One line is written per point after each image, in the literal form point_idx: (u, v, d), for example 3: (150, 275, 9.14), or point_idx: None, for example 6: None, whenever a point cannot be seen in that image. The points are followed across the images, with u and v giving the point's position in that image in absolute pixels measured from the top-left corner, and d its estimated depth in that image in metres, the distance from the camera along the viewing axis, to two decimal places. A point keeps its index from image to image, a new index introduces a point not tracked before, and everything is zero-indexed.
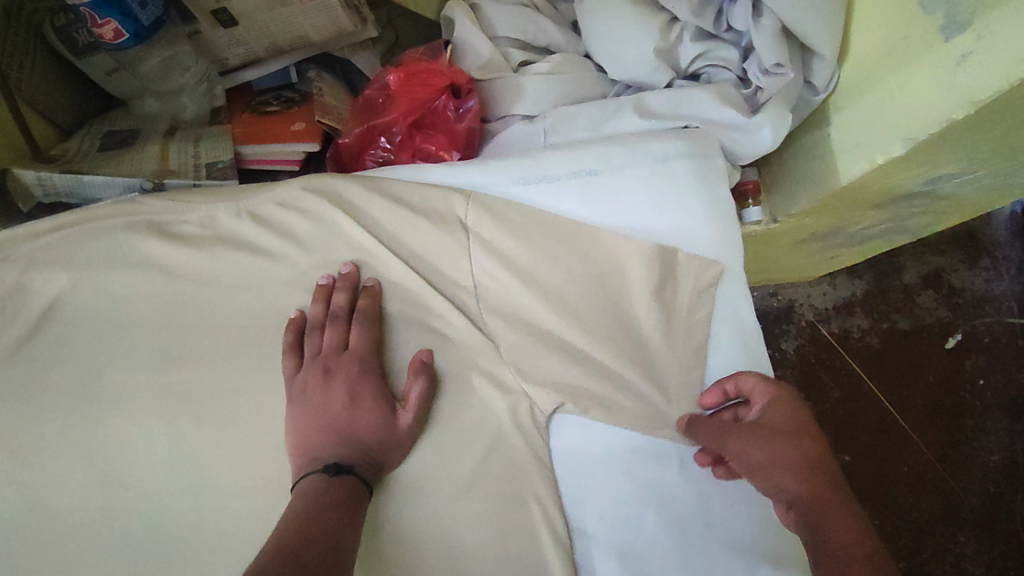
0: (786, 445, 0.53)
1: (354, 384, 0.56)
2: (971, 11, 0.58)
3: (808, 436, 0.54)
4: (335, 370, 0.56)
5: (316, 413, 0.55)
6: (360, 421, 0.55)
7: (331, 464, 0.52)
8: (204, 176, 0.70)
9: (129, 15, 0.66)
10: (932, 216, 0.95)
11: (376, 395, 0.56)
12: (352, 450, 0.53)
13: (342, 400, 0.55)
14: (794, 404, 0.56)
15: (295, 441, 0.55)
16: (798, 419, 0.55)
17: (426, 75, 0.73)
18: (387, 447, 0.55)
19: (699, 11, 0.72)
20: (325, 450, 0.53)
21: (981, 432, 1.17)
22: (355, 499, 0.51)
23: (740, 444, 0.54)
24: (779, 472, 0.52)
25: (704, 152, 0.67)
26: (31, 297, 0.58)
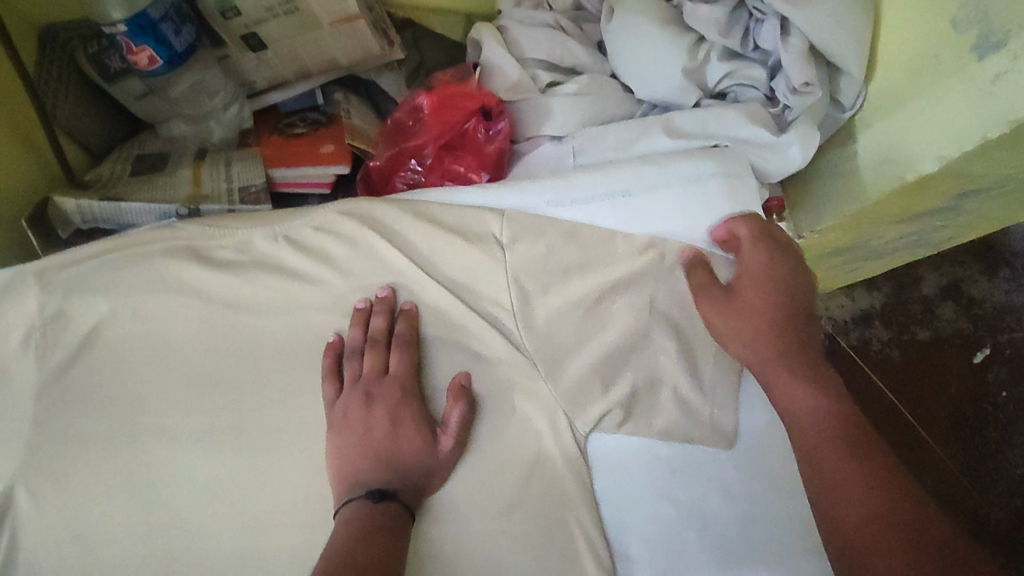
0: (753, 317, 0.60)
1: (396, 409, 0.56)
2: (1006, 30, 0.58)
3: (779, 304, 0.60)
4: (375, 393, 0.56)
5: (359, 439, 0.54)
6: (402, 446, 0.54)
7: (374, 491, 0.51)
8: (238, 201, 0.71)
9: (164, 42, 0.67)
10: (957, 228, 0.95)
11: (417, 418, 0.56)
12: (394, 476, 0.53)
13: (384, 425, 0.55)
14: (771, 271, 0.61)
15: (336, 466, 0.54)
16: (773, 285, 0.61)
17: (457, 98, 0.74)
18: (428, 473, 0.55)
19: (726, 31, 0.72)
20: (367, 474, 0.53)
21: (1006, 445, 1.15)
22: (398, 530, 0.51)
23: (709, 304, 0.61)
24: (743, 330, 0.60)
25: (737, 171, 0.66)
26: (71, 323, 0.58)
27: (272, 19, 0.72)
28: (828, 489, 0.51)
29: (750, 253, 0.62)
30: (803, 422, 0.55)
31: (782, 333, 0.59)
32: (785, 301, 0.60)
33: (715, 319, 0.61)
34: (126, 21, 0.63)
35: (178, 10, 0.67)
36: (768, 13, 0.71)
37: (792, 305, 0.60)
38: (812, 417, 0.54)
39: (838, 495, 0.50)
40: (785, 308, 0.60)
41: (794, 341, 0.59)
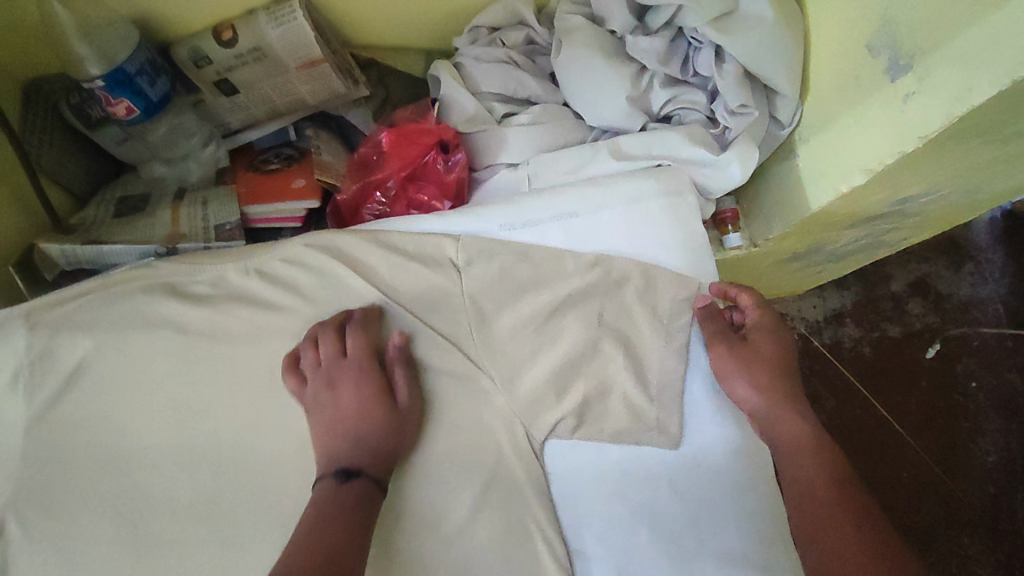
0: (762, 366, 0.66)
1: (357, 389, 0.61)
2: (911, 55, 0.63)
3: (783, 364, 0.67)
4: (332, 376, 0.62)
5: (327, 420, 0.60)
6: (364, 421, 0.60)
7: (340, 470, 0.57)
8: (214, 239, 0.75)
9: (140, 94, 0.71)
10: (905, 230, 0.99)
11: (371, 390, 0.61)
12: (361, 448, 0.59)
13: (346, 403, 0.61)
14: (776, 334, 0.69)
15: (315, 447, 0.60)
16: (779, 347, 0.68)
17: (416, 134, 0.79)
18: (394, 435, 0.61)
19: (666, 60, 0.77)
20: (340, 449, 0.59)
21: (977, 433, 1.20)
22: (367, 502, 0.56)
23: (721, 349, 0.67)
24: (753, 376, 0.65)
25: (675, 189, 0.72)
26: (57, 361, 0.62)
27: (241, 66, 0.77)
28: (819, 518, 0.57)
29: (763, 317, 0.69)
30: (802, 460, 0.61)
31: (787, 389, 0.66)
32: (785, 361, 0.68)
33: (726, 363, 0.66)
34: (103, 76, 0.68)
35: (153, 63, 0.72)
36: (704, 41, 0.76)
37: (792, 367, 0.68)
38: (809, 456, 0.61)
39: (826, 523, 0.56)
40: (786, 369, 0.67)
41: (794, 396, 0.65)
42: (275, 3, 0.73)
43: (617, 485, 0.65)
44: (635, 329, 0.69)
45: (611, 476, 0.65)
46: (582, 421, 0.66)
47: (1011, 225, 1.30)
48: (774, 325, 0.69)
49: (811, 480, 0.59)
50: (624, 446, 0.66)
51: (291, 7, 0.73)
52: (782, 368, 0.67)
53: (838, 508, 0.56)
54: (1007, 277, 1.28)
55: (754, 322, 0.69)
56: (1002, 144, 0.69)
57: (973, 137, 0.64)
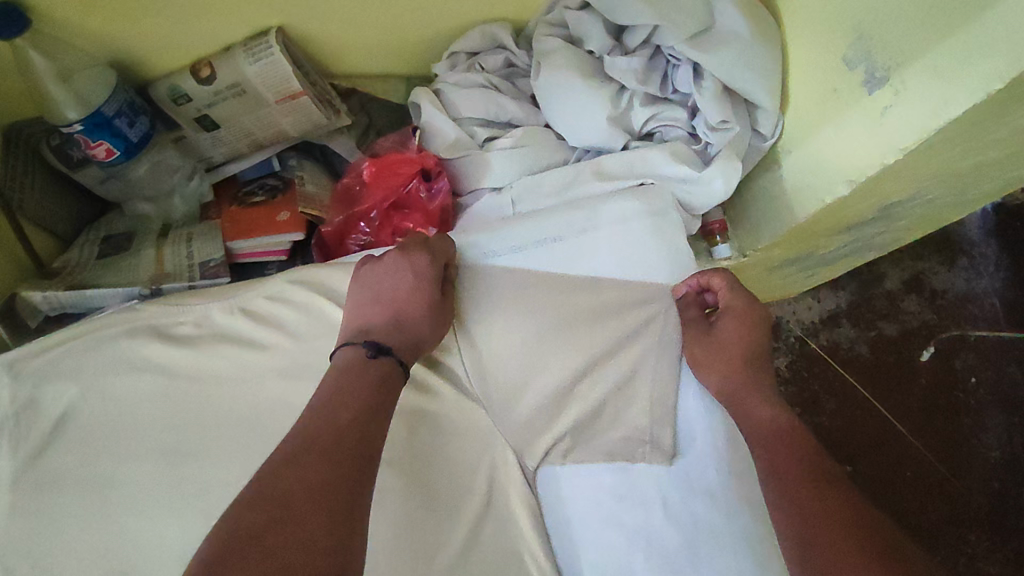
0: (730, 357, 0.65)
1: (421, 268, 0.65)
2: (886, 68, 0.62)
3: (749, 349, 0.66)
4: (404, 249, 0.65)
5: (380, 288, 0.64)
6: (412, 304, 0.63)
7: (372, 345, 0.59)
8: (198, 276, 0.75)
9: (119, 135, 0.71)
10: (895, 232, 0.99)
11: (430, 276, 0.65)
12: (397, 329, 0.61)
13: (406, 280, 0.64)
14: (749, 319, 0.67)
15: (357, 309, 0.63)
16: (747, 331, 0.67)
17: (396, 165, 0.80)
18: (430, 327, 0.63)
19: (645, 80, 0.77)
20: (377, 321, 0.62)
21: (979, 429, 1.20)
22: (387, 386, 0.57)
23: (689, 337, 0.67)
24: (717, 365, 0.65)
25: (659, 208, 0.71)
26: (43, 409, 0.63)
27: (221, 101, 0.77)
28: (797, 506, 0.54)
29: (733, 301, 0.67)
30: (779, 447, 0.59)
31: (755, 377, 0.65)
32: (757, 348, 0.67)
33: (694, 351, 0.67)
34: (81, 120, 0.68)
35: (132, 104, 0.72)
36: (682, 59, 0.76)
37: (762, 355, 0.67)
38: (783, 445, 0.59)
39: (804, 512, 0.54)
40: (753, 353, 0.66)
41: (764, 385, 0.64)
42: (252, 39, 0.74)
43: (611, 510, 0.65)
44: (623, 351, 0.68)
45: (605, 502, 0.66)
46: (572, 443, 0.67)
47: (1003, 219, 1.30)
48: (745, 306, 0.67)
49: (786, 471, 0.57)
50: (615, 471, 0.66)
51: (268, 43, 0.73)
52: (752, 357, 0.66)
53: (808, 490, 0.55)
54: (1001, 271, 1.28)
55: (726, 307, 0.67)
56: (984, 149, 0.68)
57: (952, 146, 0.64)
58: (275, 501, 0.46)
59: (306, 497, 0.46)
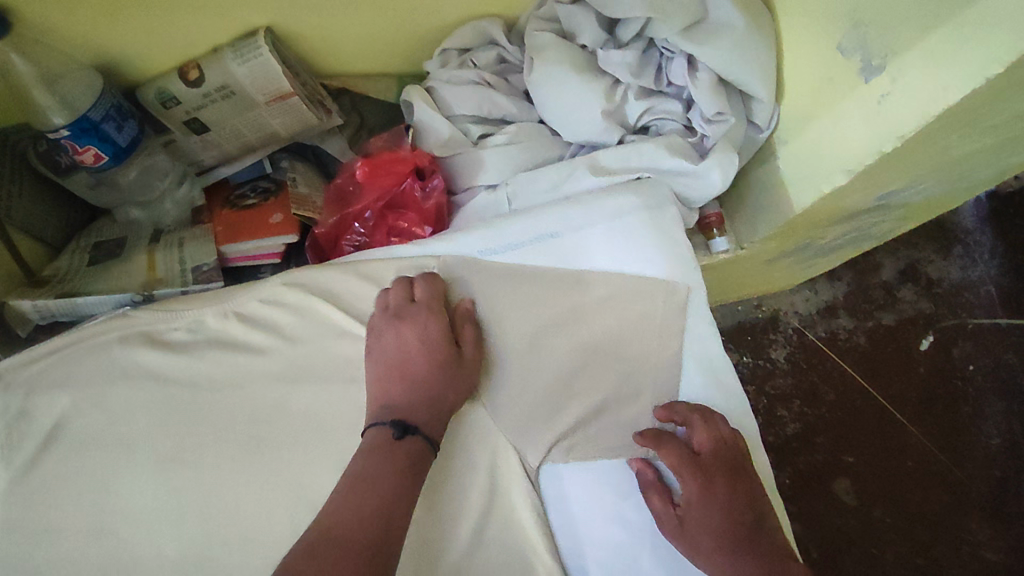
0: (708, 541, 0.59)
1: (425, 331, 0.63)
2: (883, 55, 0.62)
3: (732, 532, 0.59)
4: (404, 316, 0.64)
5: (390, 360, 0.62)
6: (428, 367, 0.61)
7: (397, 425, 0.57)
8: (191, 282, 0.74)
9: (107, 140, 0.70)
10: (891, 222, 0.99)
11: (438, 336, 0.63)
12: (417, 397, 0.60)
13: (414, 348, 0.62)
14: (720, 496, 0.60)
15: (374, 386, 0.62)
16: (724, 516, 0.59)
17: (389, 164, 0.79)
18: (456, 384, 0.62)
19: (639, 73, 0.76)
20: (395, 397, 0.60)
21: (977, 416, 1.20)
22: (418, 464, 0.56)
23: (659, 504, 0.62)
24: (689, 543, 0.60)
25: (656, 202, 0.71)
26: (35, 420, 0.61)
27: (210, 104, 0.76)
28: None
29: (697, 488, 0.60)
30: None
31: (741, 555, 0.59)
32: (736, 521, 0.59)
33: (666, 520, 0.62)
34: (67, 126, 0.67)
35: (119, 108, 0.71)
36: (676, 51, 0.75)
37: (749, 517, 0.60)
38: None
39: None
40: (736, 532, 0.59)
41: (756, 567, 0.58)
42: (240, 39, 0.73)
43: (615, 507, 0.65)
44: (622, 348, 0.68)
45: (610, 499, 0.65)
46: (574, 443, 0.66)
47: (996, 206, 1.30)
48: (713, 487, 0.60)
49: None
50: (619, 468, 0.66)
51: (256, 43, 0.72)
52: (735, 534, 0.59)
53: None
54: (996, 258, 1.28)
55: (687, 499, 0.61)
56: (979, 137, 0.68)
57: (951, 133, 0.64)
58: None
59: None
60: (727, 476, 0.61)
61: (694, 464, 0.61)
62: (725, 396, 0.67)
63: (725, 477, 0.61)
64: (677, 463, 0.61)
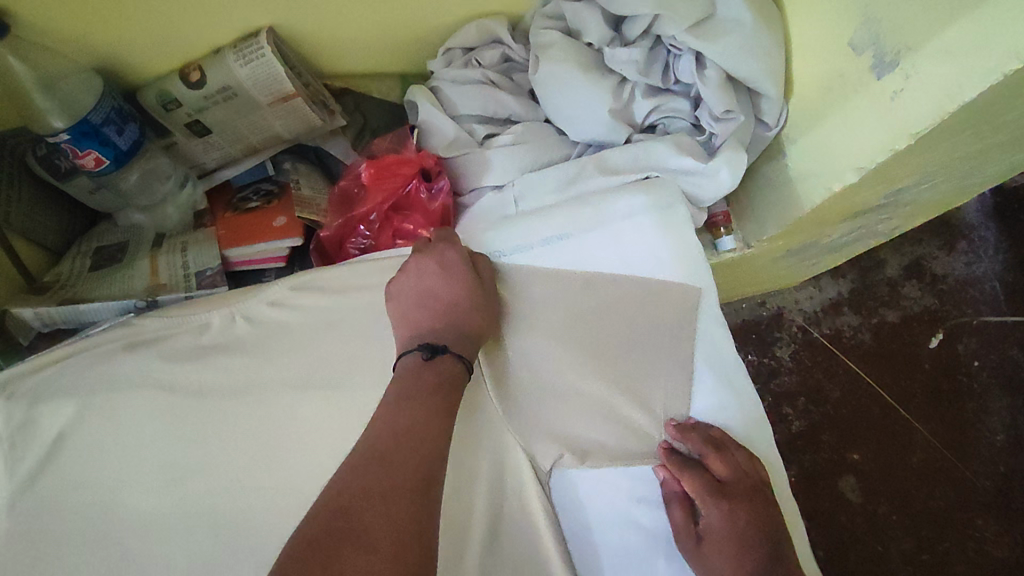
0: (725, 562, 0.60)
1: (442, 255, 0.65)
2: (896, 51, 0.61)
3: (749, 554, 0.60)
4: (424, 250, 0.66)
5: (416, 291, 0.63)
6: (452, 292, 0.62)
7: (426, 347, 0.59)
8: (195, 286, 0.73)
9: (108, 143, 0.69)
10: (899, 219, 0.98)
11: (458, 265, 0.65)
12: (444, 319, 0.61)
13: (437, 275, 0.64)
14: (738, 519, 0.61)
15: (401, 319, 0.62)
16: (741, 538, 0.60)
17: (395, 165, 0.78)
18: (482, 310, 0.63)
19: (646, 70, 0.75)
20: (425, 322, 0.61)
21: (983, 413, 1.19)
22: (450, 380, 0.58)
23: (678, 519, 0.63)
24: (707, 563, 0.61)
25: (666, 202, 0.70)
26: (39, 430, 0.60)
27: (211, 105, 0.75)
28: None
29: (717, 507, 0.62)
30: None
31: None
32: (755, 552, 0.60)
33: (683, 538, 0.62)
34: (68, 130, 0.66)
35: (120, 111, 0.70)
36: (683, 49, 0.74)
37: (768, 542, 0.60)
38: None
39: None
40: (754, 555, 0.60)
41: None
42: (241, 40, 0.72)
43: (629, 512, 0.65)
44: (634, 350, 0.67)
45: (624, 504, 0.65)
46: (586, 447, 0.65)
47: (1001, 202, 1.29)
48: (733, 509, 0.61)
49: None
50: (635, 477, 0.65)
51: (258, 44, 0.71)
52: (751, 557, 0.60)
53: None
54: (1001, 254, 1.27)
55: (707, 524, 0.62)
56: (991, 133, 0.67)
57: (964, 130, 0.63)
58: (344, 515, 0.46)
59: (373, 509, 0.47)
60: (747, 504, 0.62)
61: (715, 487, 0.62)
62: (735, 397, 0.66)
63: (747, 505, 0.61)
64: (699, 491, 0.62)
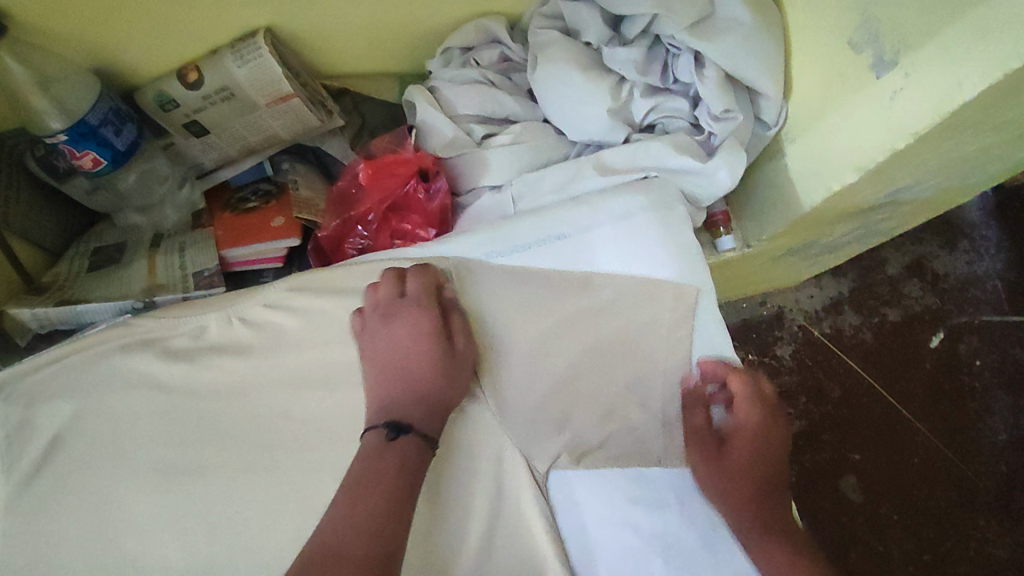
0: (743, 470, 0.63)
1: (416, 325, 0.62)
2: (896, 50, 0.60)
3: (763, 466, 0.64)
4: (391, 310, 0.63)
5: (384, 360, 0.62)
6: (420, 363, 0.61)
7: (390, 425, 0.58)
8: (192, 287, 0.73)
9: (106, 144, 0.70)
10: (899, 218, 0.97)
11: (428, 332, 0.62)
12: (411, 394, 0.60)
13: (406, 343, 0.62)
14: (762, 435, 0.65)
15: (371, 385, 0.62)
16: (759, 451, 0.64)
17: (393, 165, 0.78)
18: (450, 380, 0.62)
19: (645, 70, 0.75)
20: (394, 393, 0.60)
21: (985, 412, 1.19)
22: (412, 462, 0.57)
23: (702, 420, 0.65)
24: (719, 468, 0.63)
25: (664, 202, 0.70)
26: (36, 431, 0.60)
27: (210, 106, 0.75)
28: None
29: (748, 416, 0.65)
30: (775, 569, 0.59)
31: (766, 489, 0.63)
32: (769, 466, 0.64)
33: (700, 441, 0.65)
34: (66, 130, 0.66)
35: (118, 112, 0.71)
36: (682, 48, 0.74)
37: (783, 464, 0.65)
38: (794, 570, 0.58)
39: None
40: (767, 468, 0.64)
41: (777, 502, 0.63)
42: (239, 40, 0.71)
43: (627, 513, 0.64)
44: (632, 351, 0.67)
45: (622, 505, 0.64)
46: (585, 448, 0.65)
47: (1002, 201, 1.29)
48: (762, 424, 0.65)
49: None
50: (630, 476, 0.65)
51: (255, 44, 0.71)
52: (765, 469, 0.64)
53: None
54: (1003, 253, 1.27)
55: (735, 428, 0.65)
56: (992, 132, 0.66)
57: (965, 128, 0.62)
58: None
59: None
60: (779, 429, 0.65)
61: (756, 401, 0.65)
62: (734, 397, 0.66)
63: (778, 429, 0.65)
64: (743, 397, 0.65)
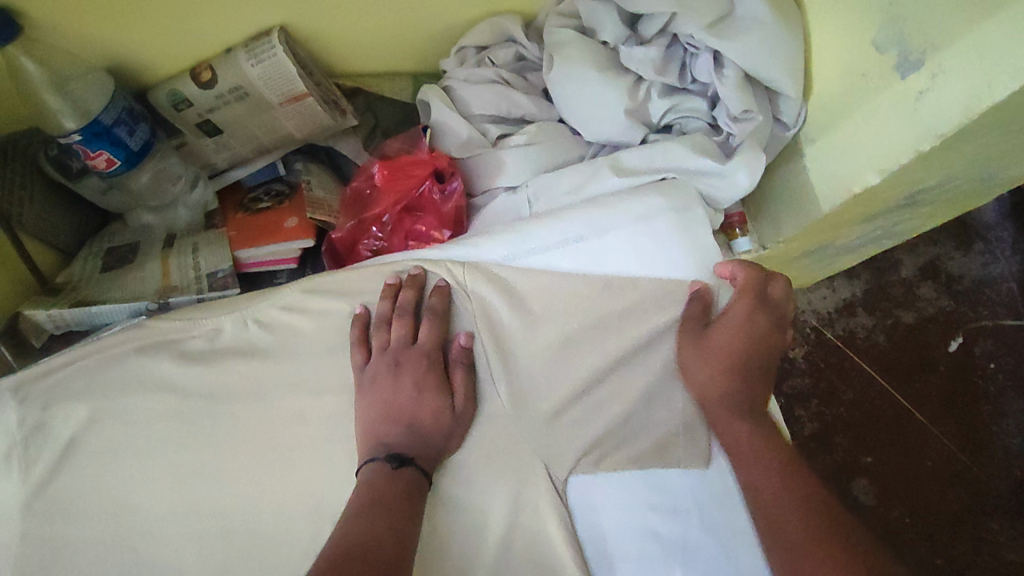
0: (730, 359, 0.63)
1: (422, 375, 0.62)
2: (922, 50, 0.59)
3: (751, 351, 0.64)
4: (399, 356, 0.63)
5: (385, 402, 0.61)
6: (423, 413, 0.61)
7: (394, 456, 0.58)
8: (206, 288, 0.73)
9: (119, 144, 0.69)
10: (916, 220, 0.96)
11: (432, 390, 0.62)
12: (412, 443, 0.60)
13: (408, 393, 0.61)
14: (753, 324, 0.64)
15: (363, 423, 0.61)
16: (748, 337, 0.64)
17: (409, 167, 0.77)
18: (446, 436, 0.61)
19: (663, 70, 0.74)
20: (391, 434, 0.60)
21: (999, 416, 1.17)
22: (417, 490, 0.57)
23: (695, 309, 0.65)
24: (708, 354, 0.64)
25: (682, 204, 0.68)
26: (51, 434, 0.60)
27: (223, 106, 0.75)
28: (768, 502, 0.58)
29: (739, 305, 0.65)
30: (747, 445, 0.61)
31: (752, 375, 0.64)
32: (757, 353, 0.64)
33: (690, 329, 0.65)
34: (80, 130, 0.66)
35: (132, 111, 0.70)
36: (701, 48, 0.73)
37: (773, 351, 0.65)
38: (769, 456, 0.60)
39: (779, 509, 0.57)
40: (755, 353, 0.64)
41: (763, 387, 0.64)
42: (252, 39, 0.71)
43: (645, 520, 0.63)
44: (648, 354, 0.66)
45: (641, 513, 0.64)
46: (600, 453, 0.64)
47: (1019, 202, 1.27)
48: (754, 310, 0.65)
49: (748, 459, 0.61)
50: (650, 488, 0.64)
51: (269, 43, 0.70)
52: (753, 356, 0.64)
53: (794, 497, 0.57)
54: (1019, 254, 1.25)
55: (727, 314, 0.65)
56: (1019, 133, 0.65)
57: (993, 129, 0.61)
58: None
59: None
60: (771, 324, 0.66)
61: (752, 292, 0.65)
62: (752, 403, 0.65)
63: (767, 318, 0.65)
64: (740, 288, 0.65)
